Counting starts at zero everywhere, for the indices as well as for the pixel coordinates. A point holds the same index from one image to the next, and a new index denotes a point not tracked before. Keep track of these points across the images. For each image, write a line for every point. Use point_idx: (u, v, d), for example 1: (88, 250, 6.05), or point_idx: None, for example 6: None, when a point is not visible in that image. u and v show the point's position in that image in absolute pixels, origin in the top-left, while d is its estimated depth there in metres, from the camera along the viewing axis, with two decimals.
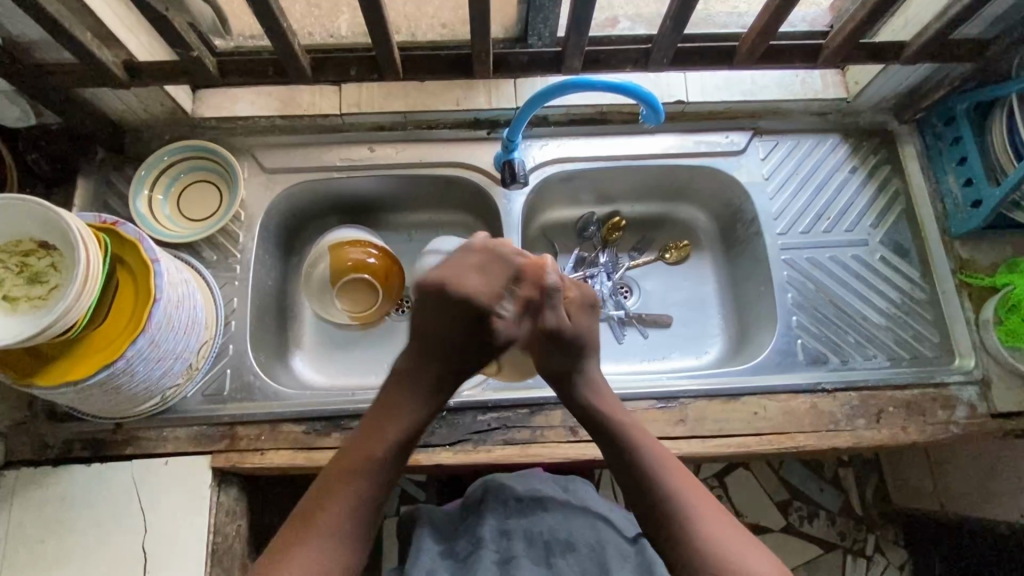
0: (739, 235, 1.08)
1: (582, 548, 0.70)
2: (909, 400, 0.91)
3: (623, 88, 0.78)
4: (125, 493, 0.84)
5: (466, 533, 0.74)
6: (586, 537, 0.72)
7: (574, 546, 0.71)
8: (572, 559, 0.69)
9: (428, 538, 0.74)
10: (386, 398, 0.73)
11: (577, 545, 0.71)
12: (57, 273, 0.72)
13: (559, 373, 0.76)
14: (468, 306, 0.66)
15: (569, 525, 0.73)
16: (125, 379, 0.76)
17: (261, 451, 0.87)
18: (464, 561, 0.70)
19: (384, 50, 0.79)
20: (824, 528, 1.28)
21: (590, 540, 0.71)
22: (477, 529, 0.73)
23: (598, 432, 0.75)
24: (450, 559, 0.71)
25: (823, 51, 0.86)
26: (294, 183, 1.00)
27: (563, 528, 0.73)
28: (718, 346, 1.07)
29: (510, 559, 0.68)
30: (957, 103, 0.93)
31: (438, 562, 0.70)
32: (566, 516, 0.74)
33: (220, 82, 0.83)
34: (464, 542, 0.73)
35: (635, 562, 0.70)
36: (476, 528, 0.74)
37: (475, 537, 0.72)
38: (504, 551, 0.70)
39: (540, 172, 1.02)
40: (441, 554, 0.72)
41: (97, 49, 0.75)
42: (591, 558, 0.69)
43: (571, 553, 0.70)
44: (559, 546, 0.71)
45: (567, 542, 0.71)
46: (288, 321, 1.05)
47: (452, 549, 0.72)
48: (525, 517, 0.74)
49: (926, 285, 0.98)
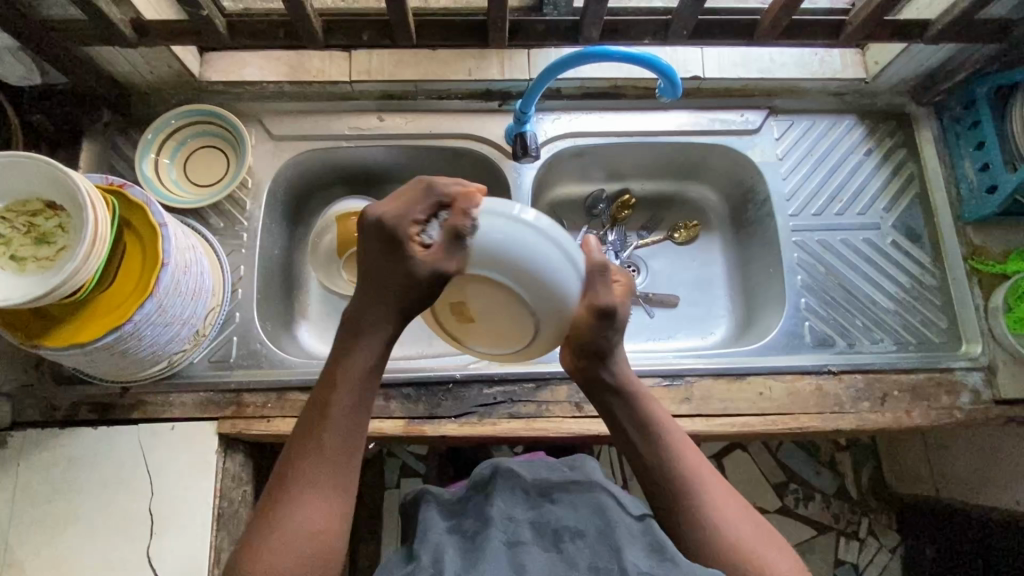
0: (750, 215, 1.07)
1: (590, 533, 0.65)
2: (915, 384, 0.91)
3: (642, 60, 0.77)
4: (131, 456, 0.85)
5: (474, 511, 0.71)
6: (594, 520, 0.67)
7: (583, 531, 0.65)
8: (582, 543, 0.64)
9: (435, 516, 0.71)
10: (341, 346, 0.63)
11: (586, 530, 0.66)
12: (65, 233, 0.71)
13: (605, 351, 0.69)
14: (380, 232, 0.59)
15: (576, 512, 0.68)
16: (132, 343, 0.76)
17: (267, 418, 0.87)
18: (471, 542, 0.65)
19: (398, 14, 0.77)
20: (819, 510, 1.30)
21: (597, 523, 0.66)
22: (484, 511, 0.69)
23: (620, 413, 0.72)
24: (457, 536, 0.67)
25: (846, 28, 0.83)
26: (302, 150, 0.99)
27: (570, 514, 0.68)
28: (724, 326, 1.07)
29: (518, 544, 0.63)
30: (977, 86, 0.92)
31: (445, 540, 0.66)
32: (574, 504, 0.70)
33: (230, 44, 0.80)
34: (472, 521, 0.69)
35: (648, 538, 0.64)
36: (485, 508, 0.70)
37: (482, 518, 0.68)
38: (512, 534, 0.65)
39: (551, 146, 1.01)
40: (448, 531, 0.68)
41: (105, 4, 0.73)
42: (601, 541, 0.64)
43: (580, 538, 0.65)
44: (568, 532, 0.65)
45: (576, 528, 0.66)
46: (293, 291, 1.04)
47: (460, 527, 0.69)
48: (531, 506, 0.70)
49: (937, 270, 0.98)
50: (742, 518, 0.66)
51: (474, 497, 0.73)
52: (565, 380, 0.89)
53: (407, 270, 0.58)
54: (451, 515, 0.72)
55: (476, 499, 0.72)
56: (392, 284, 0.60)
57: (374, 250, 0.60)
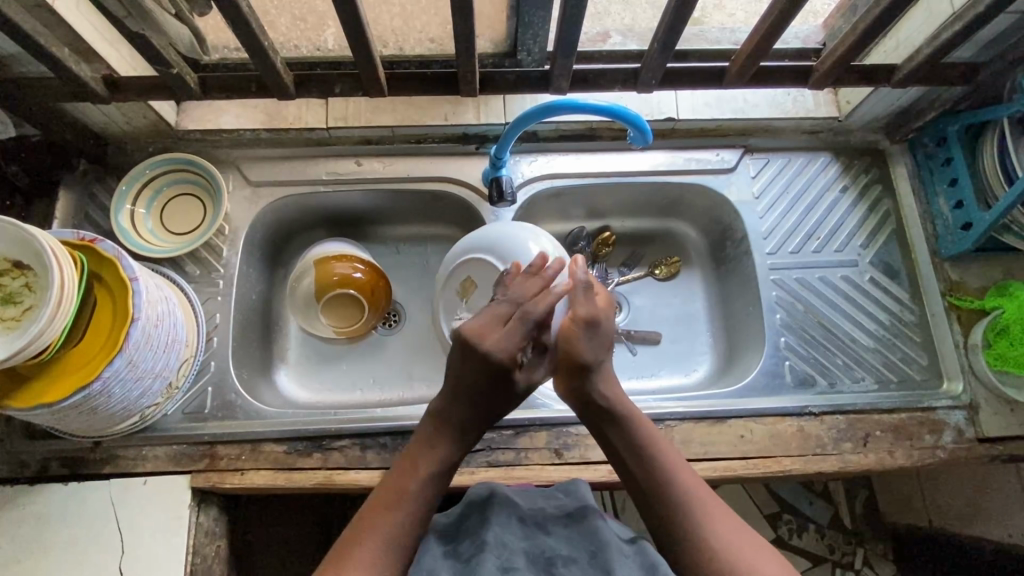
0: (729, 252, 1.07)
1: (583, 561, 0.63)
2: (897, 424, 0.90)
3: (611, 111, 0.77)
4: (103, 512, 0.83)
5: (466, 533, 0.67)
6: (588, 546, 0.65)
7: (576, 558, 0.63)
8: (576, 569, 0.62)
9: (432, 542, 0.67)
10: (413, 445, 0.69)
11: (579, 557, 0.63)
12: (31, 293, 0.71)
13: (591, 362, 0.71)
14: (484, 362, 0.66)
15: (570, 543, 0.65)
16: (101, 400, 0.75)
17: (241, 471, 0.85)
18: (464, 563, 0.61)
19: (369, 68, 0.78)
20: (813, 542, 1.28)
21: (592, 548, 0.64)
22: (477, 529, 0.66)
23: (611, 426, 0.71)
24: (451, 561, 0.63)
25: (814, 73, 0.84)
26: (280, 196, 0.99)
27: (565, 544, 0.65)
28: (707, 364, 1.06)
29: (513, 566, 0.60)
30: (947, 125, 0.93)
31: (438, 564, 0.62)
32: (568, 528, 0.68)
33: (201, 98, 0.80)
34: (468, 542, 0.65)
35: (639, 565, 0.62)
36: (477, 528, 0.66)
37: (475, 538, 0.64)
38: (506, 556, 0.61)
39: (528, 188, 1.01)
40: (442, 556, 0.64)
41: (75, 64, 0.73)
42: (595, 565, 0.62)
43: (573, 564, 0.62)
44: (561, 558, 0.63)
45: (569, 555, 0.63)
46: (272, 335, 1.03)
47: (455, 549, 0.65)
48: (525, 534, 0.67)
49: (916, 307, 0.98)
50: (745, 543, 0.61)
51: (465, 517, 0.70)
52: (544, 427, 0.88)
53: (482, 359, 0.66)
54: (445, 539, 0.67)
55: (465, 519, 0.70)
56: (486, 401, 0.69)
57: (476, 370, 0.67)
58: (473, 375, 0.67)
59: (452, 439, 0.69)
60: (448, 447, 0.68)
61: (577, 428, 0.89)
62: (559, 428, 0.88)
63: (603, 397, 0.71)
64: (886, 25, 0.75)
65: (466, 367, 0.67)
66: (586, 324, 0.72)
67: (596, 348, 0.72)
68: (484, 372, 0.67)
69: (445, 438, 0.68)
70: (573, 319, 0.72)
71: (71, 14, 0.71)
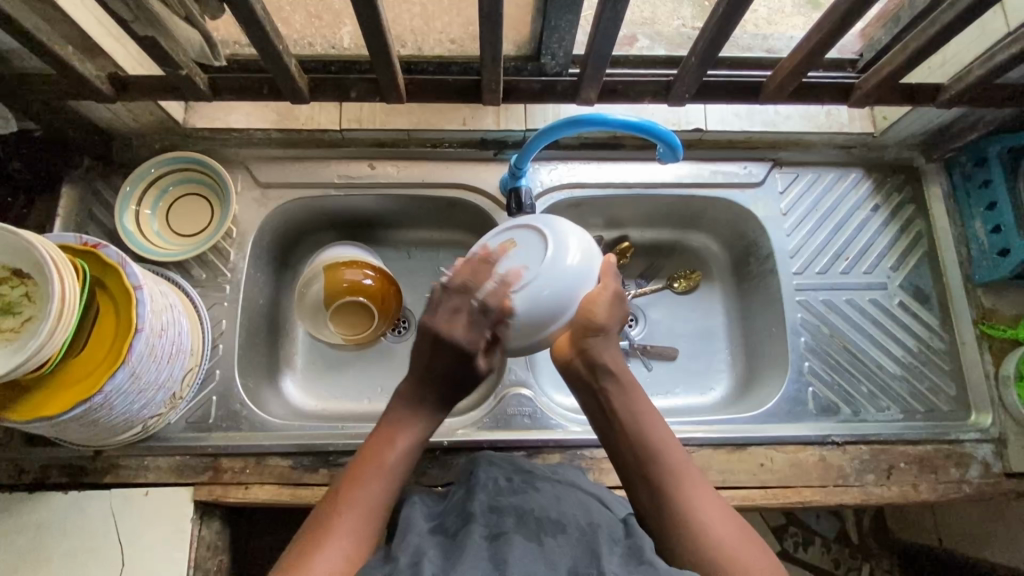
0: (752, 269, 1.03)
1: (572, 531, 0.60)
2: (922, 456, 0.87)
3: (641, 127, 0.73)
4: (102, 524, 0.81)
5: (454, 509, 0.65)
6: (577, 521, 0.61)
7: (565, 527, 0.60)
8: (564, 539, 0.59)
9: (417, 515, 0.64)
10: (391, 416, 0.69)
11: (568, 526, 0.60)
12: (31, 303, 0.67)
13: (603, 326, 0.71)
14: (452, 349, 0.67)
15: (561, 506, 0.63)
16: (103, 413, 0.73)
17: (246, 485, 0.83)
18: (453, 540, 0.59)
19: (388, 74, 0.74)
20: (818, 555, 1.26)
21: (581, 523, 0.61)
22: (467, 504, 0.64)
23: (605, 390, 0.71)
24: (440, 537, 0.60)
25: (856, 91, 0.80)
26: (290, 199, 0.96)
27: (555, 508, 0.63)
28: (725, 383, 1.03)
29: (501, 536, 0.58)
30: (989, 146, 0.89)
31: (427, 539, 0.59)
32: (558, 495, 0.66)
33: (212, 100, 0.76)
34: (454, 517, 0.63)
35: (627, 547, 0.58)
36: (466, 503, 0.64)
37: (464, 513, 0.63)
38: (495, 527, 0.60)
39: (547, 197, 0.98)
40: (429, 530, 0.62)
41: (79, 63, 0.69)
42: (582, 542, 0.58)
43: (561, 534, 0.59)
44: (550, 523, 0.60)
45: (558, 521, 0.61)
46: (279, 340, 1.01)
47: (442, 525, 0.63)
48: (514, 491, 0.66)
49: (946, 334, 0.94)
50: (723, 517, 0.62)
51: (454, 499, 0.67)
52: (558, 448, 0.85)
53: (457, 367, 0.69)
54: (434, 515, 0.65)
55: (454, 499, 0.68)
56: (449, 377, 0.69)
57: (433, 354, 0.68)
58: (438, 363, 0.68)
59: (427, 411, 0.69)
60: (423, 423, 0.69)
61: (591, 450, 0.86)
62: (574, 450, 0.86)
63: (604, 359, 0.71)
64: (939, 45, 0.70)
65: (433, 356, 0.68)
66: (614, 296, 0.72)
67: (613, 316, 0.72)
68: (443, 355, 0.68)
69: (416, 414, 0.69)
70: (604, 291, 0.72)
71: (76, 11, 0.68)
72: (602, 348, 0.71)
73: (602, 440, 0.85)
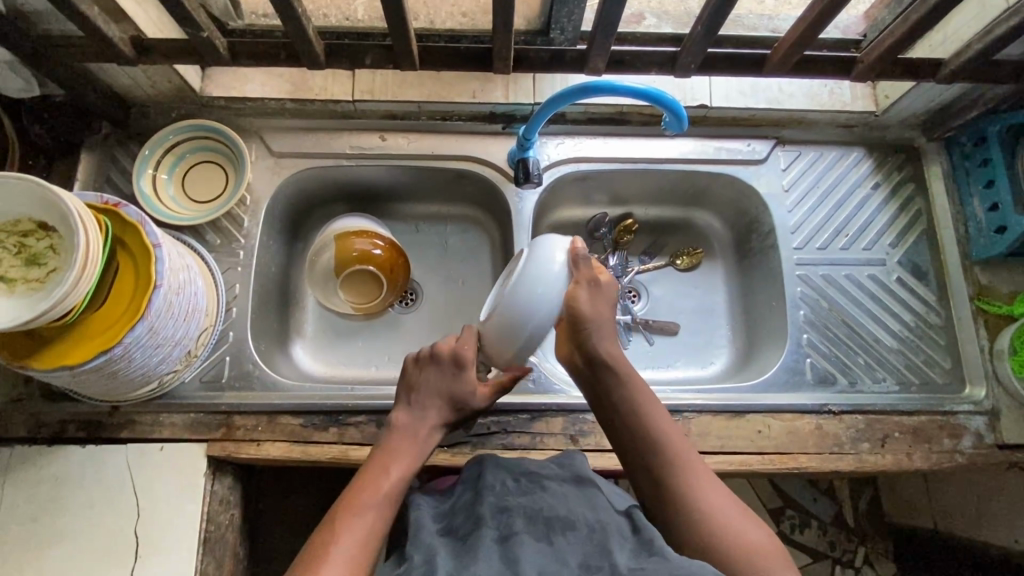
0: (754, 246, 1.05)
1: (582, 528, 0.63)
2: (916, 426, 0.89)
3: (647, 95, 0.75)
4: (119, 476, 0.84)
5: (464, 510, 0.69)
6: (586, 516, 0.65)
7: (574, 524, 0.63)
8: (573, 539, 0.62)
9: (426, 518, 0.69)
10: (391, 443, 0.74)
11: (577, 523, 0.64)
12: (55, 255, 0.70)
13: (589, 317, 0.76)
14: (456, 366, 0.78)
15: (569, 504, 0.66)
16: (122, 365, 0.75)
17: (257, 442, 0.86)
18: (463, 542, 0.62)
19: (402, 41, 0.76)
20: (814, 537, 1.28)
21: (590, 520, 0.64)
22: (475, 507, 0.67)
23: (605, 383, 0.77)
24: (449, 539, 0.65)
25: (858, 65, 0.82)
26: (302, 167, 0.98)
27: (563, 505, 0.66)
28: (724, 357, 1.05)
29: (511, 537, 0.61)
30: (989, 125, 0.91)
31: (437, 542, 0.63)
32: (566, 493, 0.68)
33: (230, 64, 0.78)
34: (463, 519, 0.67)
35: (636, 542, 0.62)
36: (475, 505, 0.67)
37: (474, 515, 0.66)
38: (504, 528, 0.63)
39: (554, 170, 1.00)
40: (438, 534, 0.66)
41: (104, 23, 0.71)
42: (591, 539, 0.62)
43: (571, 531, 0.63)
44: (559, 523, 0.63)
45: (567, 519, 0.64)
46: (290, 307, 1.03)
47: (451, 526, 0.67)
48: (522, 491, 0.68)
49: (942, 310, 0.96)
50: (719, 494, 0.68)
51: (461, 500, 0.71)
52: (561, 412, 0.88)
53: (459, 390, 0.78)
54: (443, 517, 0.69)
55: (463, 499, 0.71)
56: (453, 402, 0.78)
57: (443, 378, 0.78)
58: (439, 380, 0.78)
59: (429, 432, 0.76)
60: (421, 438, 0.75)
61: (593, 415, 0.89)
62: (576, 414, 0.88)
63: (601, 352, 0.77)
64: (939, 18, 0.72)
65: (434, 376, 0.78)
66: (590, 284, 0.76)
67: (596, 306, 0.77)
68: (447, 376, 0.78)
69: (418, 436, 0.75)
70: (579, 283, 0.76)
71: None
72: (597, 340, 0.77)
73: None
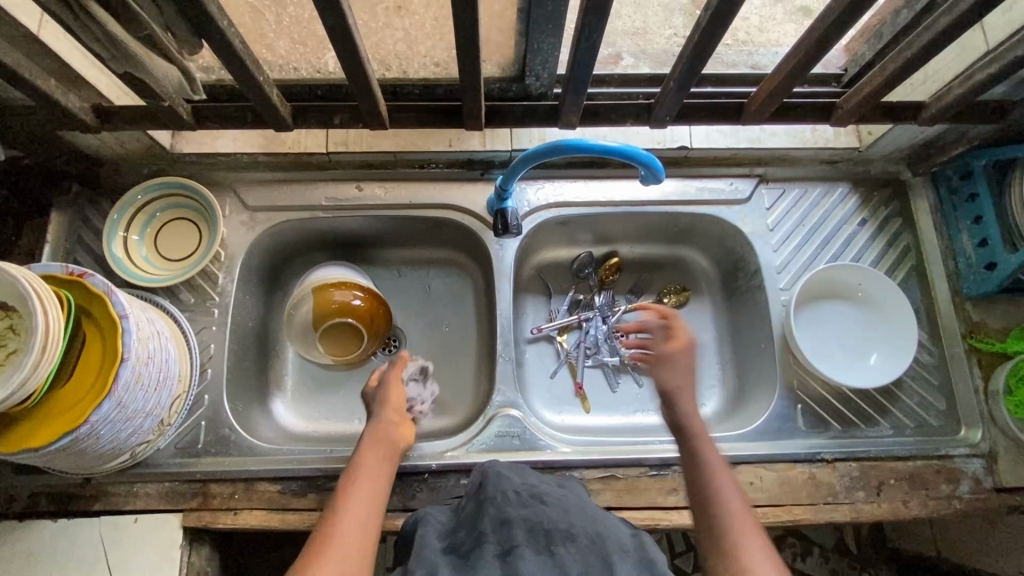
0: (742, 285, 1.03)
1: (583, 539, 0.60)
2: (912, 472, 0.87)
3: (622, 151, 0.74)
4: (91, 552, 0.81)
5: (466, 527, 0.65)
6: (587, 528, 0.61)
7: (575, 536, 0.60)
8: (574, 550, 0.58)
9: (432, 535, 0.64)
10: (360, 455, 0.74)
11: (578, 534, 0.60)
12: (16, 336, 0.68)
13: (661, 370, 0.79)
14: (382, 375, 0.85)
15: (569, 515, 0.63)
16: (89, 443, 0.73)
17: (234, 510, 0.83)
18: (466, 558, 0.58)
19: (370, 102, 0.75)
20: (816, 567, 1.24)
21: (590, 531, 0.61)
22: (477, 524, 0.63)
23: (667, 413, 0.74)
24: (452, 556, 0.61)
25: (837, 110, 0.80)
26: (277, 221, 0.96)
27: (564, 517, 0.62)
28: (715, 400, 1.02)
29: (512, 550, 0.57)
30: (974, 160, 0.89)
31: (441, 558, 0.59)
32: (567, 506, 0.65)
33: (195, 127, 0.77)
34: (466, 537, 0.63)
35: (637, 558, 0.59)
36: (476, 520, 0.64)
37: (475, 531, 0.62)
38: (505, 543, 0.59)
39: (535, 216, 0.98)
40: (442, 551, 0.61)
41: (62, 95, 0.69)
42: (593, 550, 0.58)
43: (572, 542, 0.59)
44: (560, 535, 0.59)
45: (568, 531, 0.60)
46: (268, 361, 1.01)
47: (455, 545, 0.62)
48: (523, 503, 0.64)
49: (936, 349, 0.94)
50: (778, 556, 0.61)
51: (466, 515, 0.67)
52: (547, 469, 0.85)
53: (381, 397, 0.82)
54: (447, 533, 0.65)
55: (466, 515, 0.67)
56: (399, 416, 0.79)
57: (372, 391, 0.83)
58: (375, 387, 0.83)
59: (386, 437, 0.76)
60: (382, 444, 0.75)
61: (580, 471, 0.87)
62: (563, 471, 0.86)
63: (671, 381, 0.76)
64: (916, 67, 0.71)
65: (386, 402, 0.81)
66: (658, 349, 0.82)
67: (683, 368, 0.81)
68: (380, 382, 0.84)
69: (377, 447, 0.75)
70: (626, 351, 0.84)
71: (57, 42, 0.68)
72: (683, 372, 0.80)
73: (590, 460, 0.86)
